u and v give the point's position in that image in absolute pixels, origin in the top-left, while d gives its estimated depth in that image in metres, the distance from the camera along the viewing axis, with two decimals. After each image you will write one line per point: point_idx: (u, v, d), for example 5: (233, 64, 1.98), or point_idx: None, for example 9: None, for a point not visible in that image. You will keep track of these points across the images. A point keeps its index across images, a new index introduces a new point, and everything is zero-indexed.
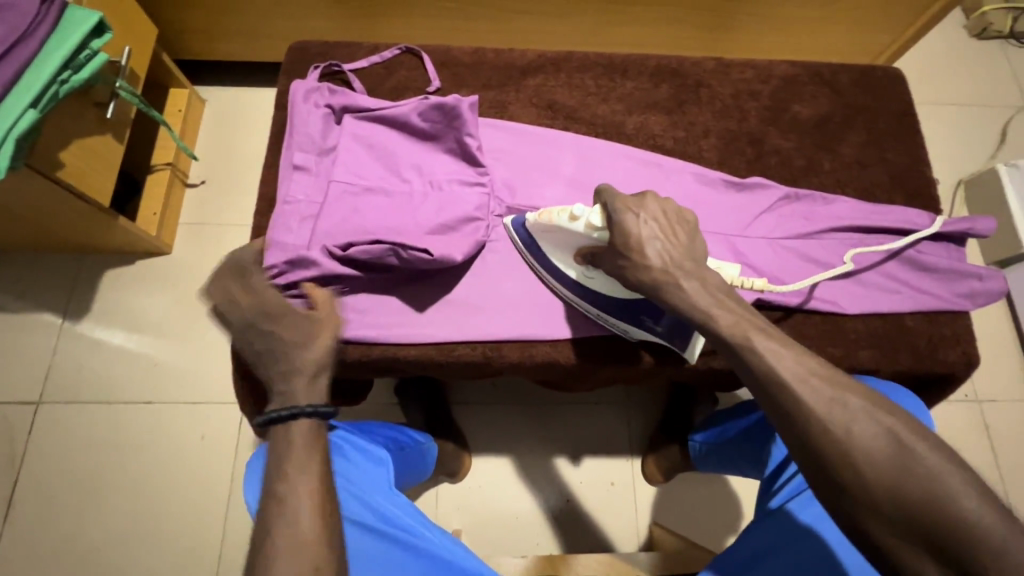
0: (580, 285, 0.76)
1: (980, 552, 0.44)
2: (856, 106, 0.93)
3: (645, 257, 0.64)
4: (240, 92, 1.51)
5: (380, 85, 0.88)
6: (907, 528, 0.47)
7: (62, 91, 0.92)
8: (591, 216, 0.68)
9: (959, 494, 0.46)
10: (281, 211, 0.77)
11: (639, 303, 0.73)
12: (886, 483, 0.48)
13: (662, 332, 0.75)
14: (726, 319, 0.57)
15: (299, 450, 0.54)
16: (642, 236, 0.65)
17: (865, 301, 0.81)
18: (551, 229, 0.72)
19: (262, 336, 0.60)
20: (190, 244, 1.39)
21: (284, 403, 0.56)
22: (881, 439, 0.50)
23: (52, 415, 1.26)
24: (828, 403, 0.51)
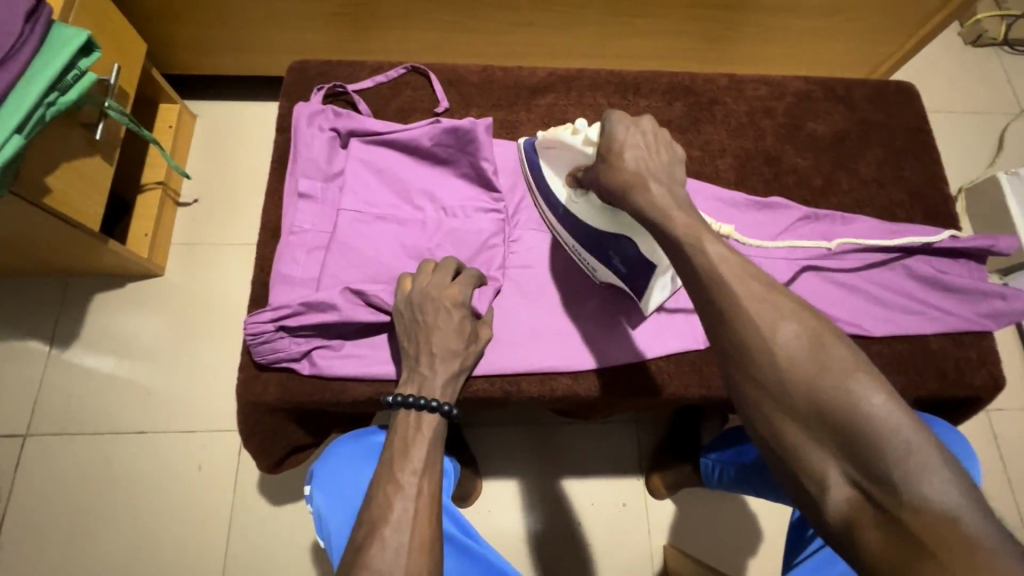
0: (566, 213, 0.74)
1: (882, 448, 0.44)
2: (871, 122, 0.92)
3: (620, 164, 0.62)
4: (233, 107, 1.46)
5: (386, 106, 0.85)
6: (813, 419, 0.48)
7: (48, 114, 0.87)
8: (589, 131, 0.68)
9: (870, 392, 0.46)
10: (287, 242, 0.74)
11: (608, 235, 0.70)
12: (800, 379, 0.49)
13: (624, 273, 0.72)
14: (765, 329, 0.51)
15: (418, 441, 0.59)
16: (625, 145, 0.63)
17: (889, 324, 0.79)
18: (553, 144, 0.72)
19: (421, 329, 0.66)
20: (183, 266, 1.34)
21: (420, 392, 0.63)
22: (809, 349, 0.49)
23: (41, 448, 1.20)
24: (763, 309, 0.51)
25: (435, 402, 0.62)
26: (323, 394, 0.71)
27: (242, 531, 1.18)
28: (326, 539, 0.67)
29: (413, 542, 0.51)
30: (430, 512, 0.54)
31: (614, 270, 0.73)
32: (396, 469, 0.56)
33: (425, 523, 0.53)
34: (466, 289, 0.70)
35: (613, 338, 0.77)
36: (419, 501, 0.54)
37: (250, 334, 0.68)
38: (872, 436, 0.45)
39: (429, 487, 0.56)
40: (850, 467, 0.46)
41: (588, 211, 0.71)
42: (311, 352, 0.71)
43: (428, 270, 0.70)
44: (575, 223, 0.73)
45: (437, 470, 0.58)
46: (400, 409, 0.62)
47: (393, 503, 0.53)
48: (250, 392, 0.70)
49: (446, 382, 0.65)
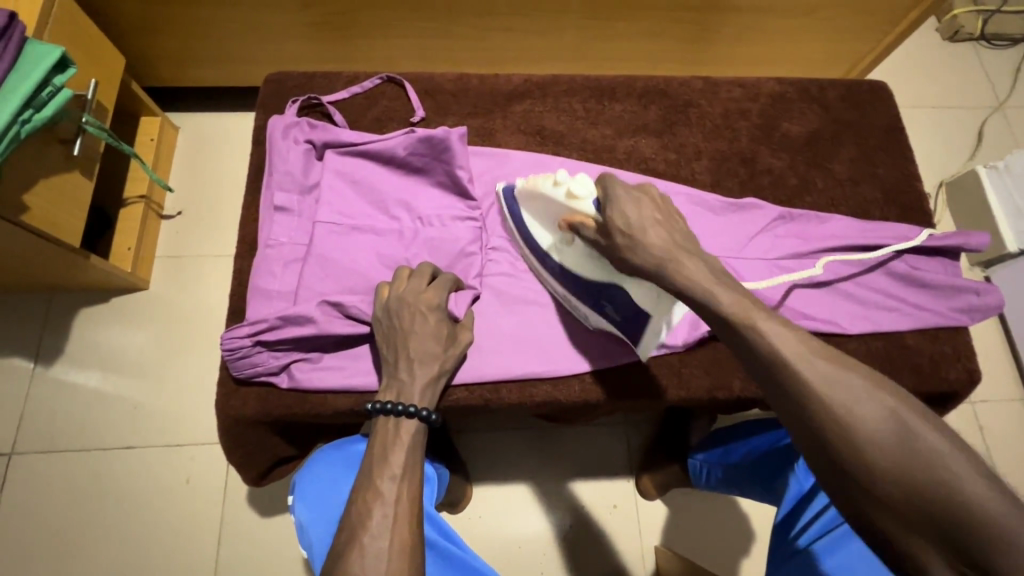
0: (557, 265, 0.75)
1: (979, 539, 0.42)
2: (844, 121, 0.93)
3: (646, 239, 0.62)
4: (215, 119, 1.46)
5: (362, 117, 0.85)
6: (912, 514, 0.45)
7: (23, 131, 0.87)
8: (572, 184, 0.69)
9: (970, 481, 0.43)
10: (264, 255, 0.74)
11: (599, 284, 0.72)
12: (892, 472, 0.46)
13: (618, 321, 0.74)
14: (729, 305, 0.55)
15: (400, 445, 0.60)
16: (642, 224, 0.63)
17: (865, 321, 0.80)
18: (536, 195, 0.72)
19: (400, 334, 0.67)
20: (168, 278, 1.34)
21: (400, 398, 0.63)
22: (889, 424, 0.47)
23: (27, 465, 1.19)
24: (831, 385, 0.49)
25: (413, 408, 0.62)
26: (302, 407, 0.70)
27: (233, 545, 1.17)
28: (308, 548, 0.66)
29: (393, 548, 0.51)
30: (410, 517, 0.54)
31: (607, 317, 0.74)
32: (376, 475, 0.57)
33: (405, 527, 0.53)
34: (442, 293, 0.70)
35: (592, 343, 0.78)
36: (399, 507, 0.54)
37: (227, 349, 0.68)
38: (982, 533, 0.42)
39: (410, 493, 0.56)
40: (956, 564, 0.44)
41: (584, 263, 0.72)
42: (290, 365, 0.71)
43: (404, 276, 0.70)
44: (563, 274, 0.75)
45: (417, 475, 0.59)
46: (379, 415, 0.62)
47: (374, 509, 0.54)
48: (229, 407, 0.70)
49: (424, 389, 0.65)
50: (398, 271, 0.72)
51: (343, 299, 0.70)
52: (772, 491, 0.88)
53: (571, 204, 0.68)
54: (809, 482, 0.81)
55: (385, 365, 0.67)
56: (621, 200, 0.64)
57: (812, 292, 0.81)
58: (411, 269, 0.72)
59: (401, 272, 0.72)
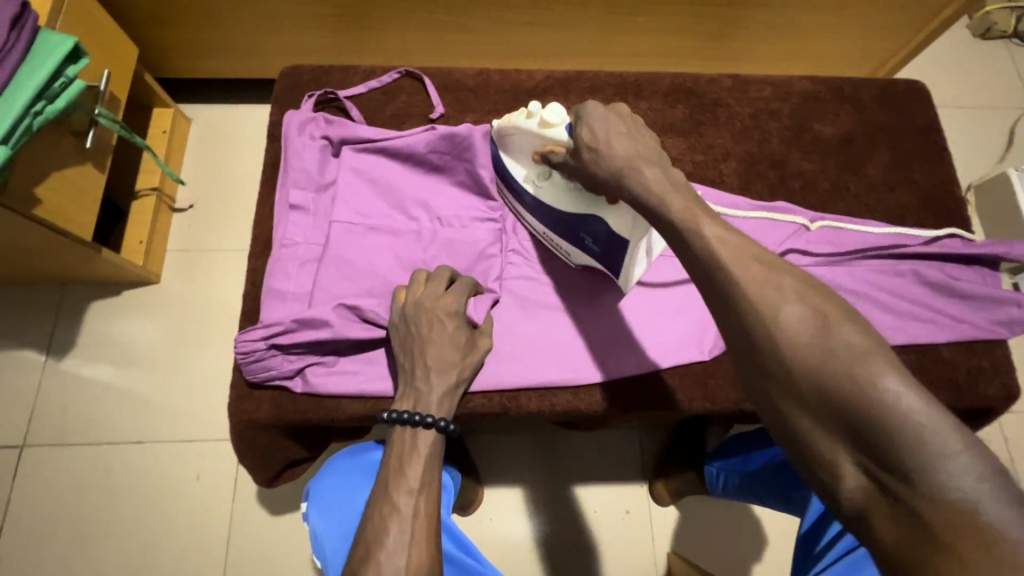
0: (534, 201, 0.72)
1: (891, 436, 0.40)
2: (879, 123, 0.89)
3: (610, 150, 0.59)
4: (228, 111, 1.44)
5: (379, 113, 0.82)
6: (827, 415, 0.44)
7: (35, 123, 0.85)
8: (547, 114, 0.65)
9: (888, 379, 0.42)
10: (278, 255, 0.72)
11: (577, 218, 0.69)
12: (809, 373, 0.44)
13: (598, 254, 0.70)
14: (678, 211, 0.53)
15: (418, 456, 0.58)
16: (608, 137, 0.59)
17: (899, 333, 0.76)
18: (511, 132, 0.68)
19: (415, 339, 0.65)
20: (179, 273, 1.33)
21: (418, 408, 0.61)
22: (811, 325, 0.46)
23: (38, 458, 1.19)
24: (763, 287, 0.47)
25: (431, 418, 0.60)
26: (316, 412, 0.69)
27: (243, 542, 1.16)
28: (323, 560, 0.65)
29: (411, 567, 0.49)
30: (427, 535, 0.52)
31: (587, 251, 0.71)
32: (392, 489, 0.55)
33: (423, 544, 0.51)
34: (461, 299, 0.68)
35: (615, 351, 0.75)
36: (416, 523, 0.52)
37: (240, 352, 0.66)
38: (891, 432, 0.40)
39: (427, 507, 0.54)
40: (865, 461, 0.42)
41: (556, 194, 0.68)
42: (304, 369, 0.69)
43: (421, 280, 0.68)
44: (535, 207, 0.72)
45: (434, 487, 0.57)
46: (395, 425, 0.60)
47: (391, 525, 0.52)
48: (242, 410, 0.69)
49: (442, 397, 0.63)
50: (415, 274, 0.69)
51: (360, 303, 0.68)
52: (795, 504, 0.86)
53: (543, 131, 0.65)
54: None
55: (400, 369, 0.65)
56: (591, 114, 0.61)
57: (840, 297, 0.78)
58: (429, 272, 0.70)
59: (417, 276, 0.69)
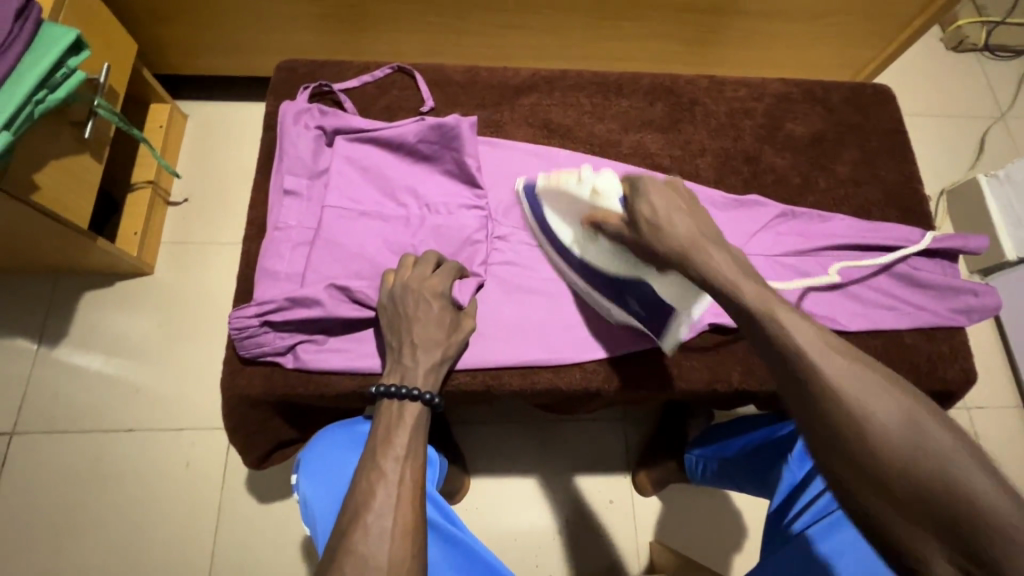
0: (584, 263, 0.76)
1: (985, 537, 0.40)
2: (848, 123, 0.94)
3: (672, 229, 0.61)
4: (224, 108, 1.47)
5: (371, 106, 0.86)
6: (914, 506, 0.44)
7: (37, 111, 0.88)
8: (597, 182, 0.69)
9: (980, 480, 0.42)
10: (272, 237, 0.75)
11: (626, 281, 0.72)
12: (899, 466, 0.45)
13: (643, 316, 0.74)
14: (752, 298, 0.55)
15: (405, 428, 0.61)
16: (666, 214, 0.62)
17: (863, 319, 0.81)
18: (559, 192, 0.72)
19: (403, 318, 0.68)
20: (173, 264, 1.35)
21: (404, 381, 0.64)
22: (899, 419, 0.46)
23: (27, 445, 1.20)
24: (845, 378, 0.49)
25: (417, 391, 0.63)
26: (307, 388, 0.71)
27: (231, 531, 1.18)
28: (313, 526, 0.67)
29: (396, 527, 0.52)
30: (412, 499, 0.55)
31: (633, 314, 0.75)
32: (378, 456, 0.57)
33: (407, 508, 0.54)
34: (447, 280, 0.71)
35: (595, 333, 0.78)
36: (401, 488, 0.55)
37: (235, 328, 0.69)
38: (983, 532, 0.41)
39: (412, 474, 0.57)
40: (959, 562, 0.42)
41: (603, 256, 0.72)
42: (296, 346, 0.72)
43: (409, 263, 0.72)
44: (585, 266, 0.76)
45: (420, 457, 0.59)
46: (383, 398, 0.63)
47: (378, 490, 0.54)
48: (234, 385, 0.71)
49: (428, 372, 0.66)
50: (402, 260, 0.72)
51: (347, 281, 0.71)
52: (768, 486, 0.89)
53: (595, 197, 0.68)
54: (803, 472, 0.81)
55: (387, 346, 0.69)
56: (649, 192, 0.63)
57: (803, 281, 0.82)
58: (416, 257, 0.73)
59: (407, 261, 0.72)
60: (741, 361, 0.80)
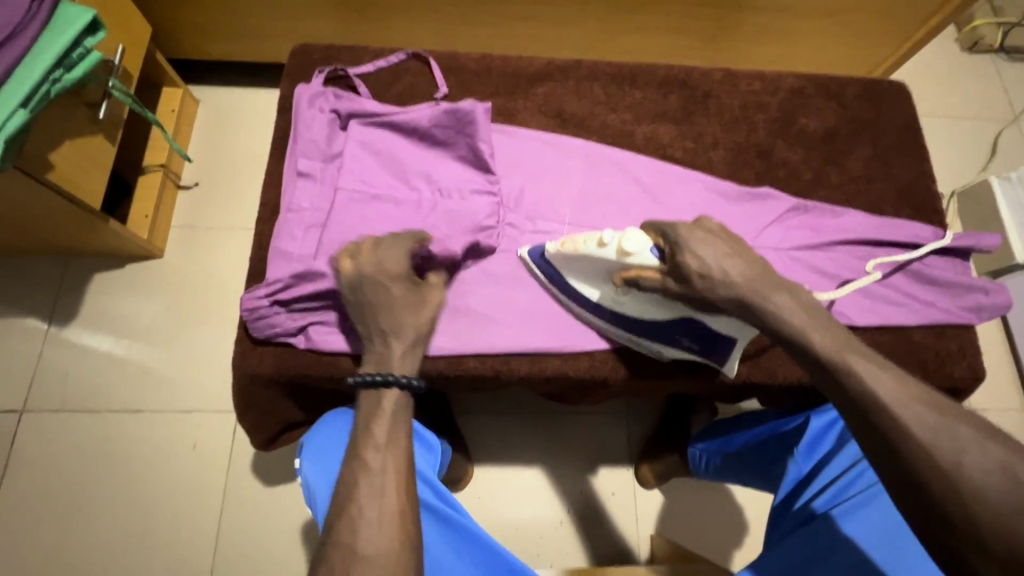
0: (620, 315, 0.74)
1: None
2: (862, 119, 0.93)
3: (729, 275, 0.62)
4: (236, 94, 1.48)
5: (386, 91, 0.86)
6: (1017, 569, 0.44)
7: (53, 90, 0.88)
8: (621, 240, 0.67)
9: None
10: (285, 219, 0.75)
11: (672, 323, 0.72)
12: (996, 525, 0.45)
13: (697, 348, 0.75)
14: (823, 345, 0.57)
15: (386, 417, 0.60)
16: (717, 261, 0.63)
17: (873, 314, 0.81)
18: (578, 257, 0.71)
19: (365, 308, 0.65)
20: (183, 248, 1.36)
21: (378, 369, 0.63)
22: (997, 474, 0.46)
23: (36, 423, 1.21)
24: (935, 432, 0.49)
25: (391, 377, 0.62)
26: (317, 368, 0.72)
27: (236, 512, 1.19)
28: (315, 508, 0.68)
29: (383, 518, 0.52)
30: (400, 489, 0.55)
31: (686, 348, 0.75)
32: (360, 448, 0.57)
33: (392, 498, 0.54)
34: (403, 259, 0.67)
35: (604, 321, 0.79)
36: (385, 479, 0.55)
37: (246, 309, 0.70)
38: None
39: (395, 464, 0.56)
40: None
41: (645, 308, 0.71)
42: (307, 327, 0.72)
43: (355, 252, 0.68)
44: (628, 320, 0.74)
45: (403, 443, 0.59)
46: (362, 388, 0.62)
47: (363, 483, 0.54)
48: (245, 364, 0.72)
49: (403, 355, 0.64)
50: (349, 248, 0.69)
51: None
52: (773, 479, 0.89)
53: (625, 259, 0.67)
54: (809, 465, 0.82)
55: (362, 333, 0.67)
56: (691, 244, 0.63)
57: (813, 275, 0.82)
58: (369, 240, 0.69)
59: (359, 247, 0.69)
60: (749, 353, 0.80)
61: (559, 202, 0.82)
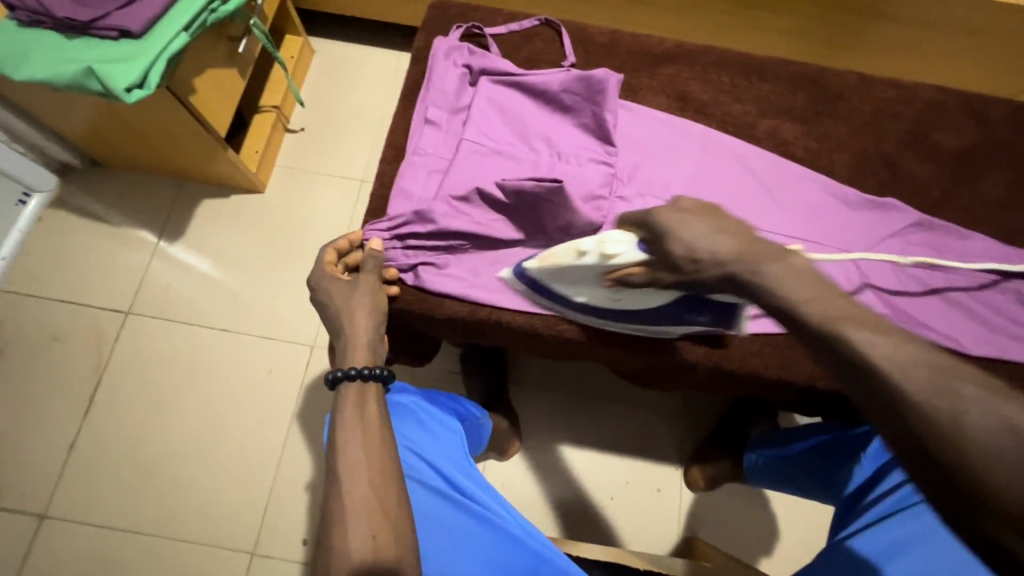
0: (623, 312, 0.76)
1: None
2: (1005, 142, 0.88)
3: (716, 257, 0.54)
4: (351, 49, 1.55)
5: (515, 55, 0.88)
6: None
7: (210, 19, 0.95)
8: (599, 247, 0.65)
9: None
10: (411, 161, 0.79)
11: (672, 305, 0.73)
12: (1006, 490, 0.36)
13: (710, 320, 0.75)
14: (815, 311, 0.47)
15: (348, 411, 0.62)
16: (700, 240, 0.56)
17: (989, 345, 0.76)
18: (561, 269, 0.70)
19: (329, 311, 0.69)
20: (283, 187, 1.44)
21: (339, 366, 0.66)
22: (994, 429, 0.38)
23: (138, 326, 1.33)
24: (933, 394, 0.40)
25: (356, 369, 0.64)
26: (421, 306, 0.77)
27: (299, 439, 1.26)
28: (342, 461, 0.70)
29: (357, 502, 0.55)
30: (365, 460, 0.58)
31: (699, 321, 0.76)
32: (337, 437, 0.60)
33: (362, 484, 0.57)
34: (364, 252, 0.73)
35: None
36: (352, 467, 0.57)
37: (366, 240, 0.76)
38: None
39: (362, 454, 0.59)
40: None
41: (641, 300, 0.72)
42: (417, 266, 0.77)
43: (327, 259, 0.73)
44: (627, 309, 0.75)
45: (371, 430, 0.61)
46: (342, 383, 0.64)
47: (338, 476, 0.57)
48: None
49: (364, 347, 0.67)
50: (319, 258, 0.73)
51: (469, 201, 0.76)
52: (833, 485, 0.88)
53: (607, 262, 0.65)
54: (874, 469, 0.81)
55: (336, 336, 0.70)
56: (671, 229, 0.57)
57: (928, 296, 0.79)
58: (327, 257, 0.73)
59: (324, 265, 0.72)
60: None
61: (673, 182, 0.82)
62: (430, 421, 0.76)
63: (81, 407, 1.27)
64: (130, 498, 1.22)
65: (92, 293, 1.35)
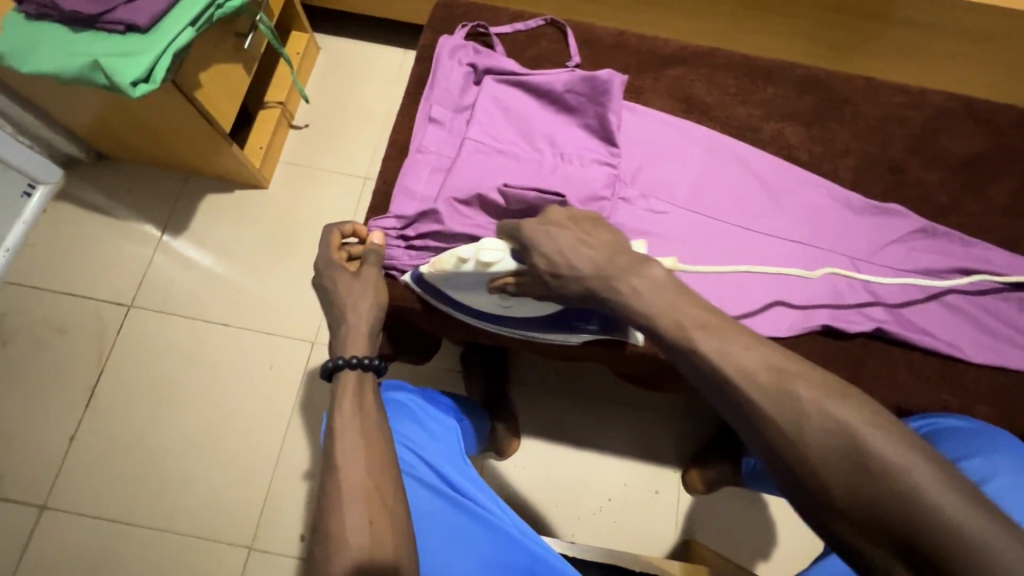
0: (517, 320, 0.77)
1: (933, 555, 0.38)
2: (1012, 149, 0.87)
3: (574, 267, 0.60)
4: (357, 46, 1.55)
5: (520, 54, 0.88)
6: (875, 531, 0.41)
7: (216, 15, 0.95)
8: (478, 253, 0.67)
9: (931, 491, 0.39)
10: (414, 159, 0.79)
11: (564, 312, 0.75)
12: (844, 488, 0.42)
13: (598, 330, 0.76)
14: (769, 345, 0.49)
15: (347, 397, 0.62)
16: (561, 250, 0.61)
17: (991, 353, 0.76)
18: (446, 276, 0.70)
19: (331, 298, 0.70)
20: (287, 183, 1.44)
21: (336, 355, 0.66)
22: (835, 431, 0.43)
23: (140, 319, 1.33)
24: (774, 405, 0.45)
25: (356, 359, 0.65)
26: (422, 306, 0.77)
27: (299, 434, 1.26)
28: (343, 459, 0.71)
29: (353, 488, 0.56)
30: (365, 448, 0.59)
31: (587, 331, 0.76)
32: (335, 422, 0.60)
33: (360, 469, 0.57)
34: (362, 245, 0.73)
35: None
36: (350, 452, 0.58)
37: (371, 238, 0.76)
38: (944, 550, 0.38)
39: (360, 440, 0.59)
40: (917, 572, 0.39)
41: (529, 308, 0.74)
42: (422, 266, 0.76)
43: (332, 244, 0.72)
44: (521, 317, 0.77)
45: (369, 418, 0.62)
46: (338, 372, 0.64)
47: (336, 459, 0.58)
48: None
49: (364, 338, 0.67)
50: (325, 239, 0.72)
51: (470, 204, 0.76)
52: None
53: (487, 270, 0.67)
54: None
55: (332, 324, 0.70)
56: (538, 241, 0.62)
57: (933, 303, 0.79)
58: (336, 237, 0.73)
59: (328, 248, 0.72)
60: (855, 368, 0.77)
61: (676, 184, 0.82)
62: (431, 420, 0.76)
63: (83, 399, 1.28)
64: (130, 491, 1.22)
65: (95, 286, 1.35)
